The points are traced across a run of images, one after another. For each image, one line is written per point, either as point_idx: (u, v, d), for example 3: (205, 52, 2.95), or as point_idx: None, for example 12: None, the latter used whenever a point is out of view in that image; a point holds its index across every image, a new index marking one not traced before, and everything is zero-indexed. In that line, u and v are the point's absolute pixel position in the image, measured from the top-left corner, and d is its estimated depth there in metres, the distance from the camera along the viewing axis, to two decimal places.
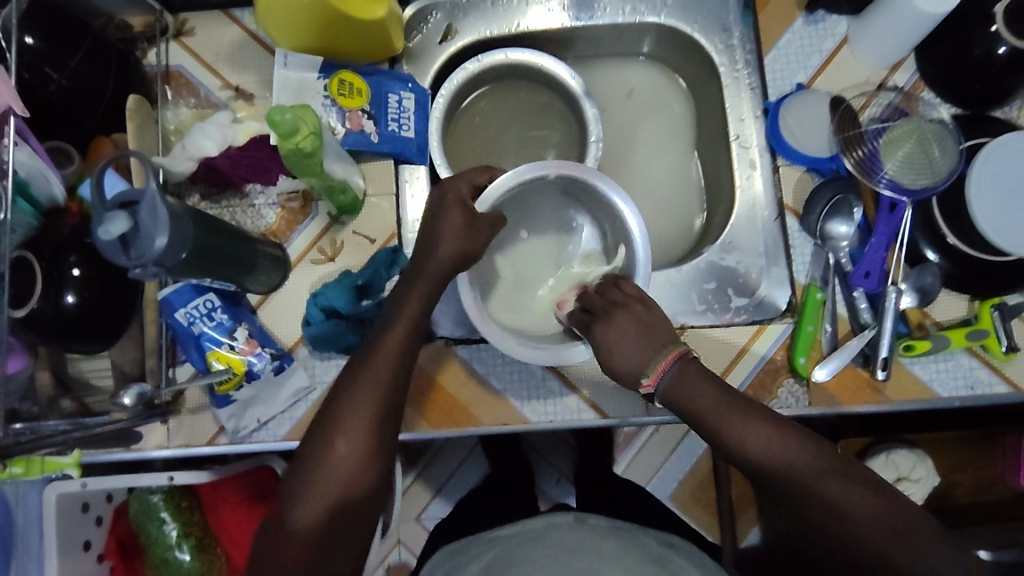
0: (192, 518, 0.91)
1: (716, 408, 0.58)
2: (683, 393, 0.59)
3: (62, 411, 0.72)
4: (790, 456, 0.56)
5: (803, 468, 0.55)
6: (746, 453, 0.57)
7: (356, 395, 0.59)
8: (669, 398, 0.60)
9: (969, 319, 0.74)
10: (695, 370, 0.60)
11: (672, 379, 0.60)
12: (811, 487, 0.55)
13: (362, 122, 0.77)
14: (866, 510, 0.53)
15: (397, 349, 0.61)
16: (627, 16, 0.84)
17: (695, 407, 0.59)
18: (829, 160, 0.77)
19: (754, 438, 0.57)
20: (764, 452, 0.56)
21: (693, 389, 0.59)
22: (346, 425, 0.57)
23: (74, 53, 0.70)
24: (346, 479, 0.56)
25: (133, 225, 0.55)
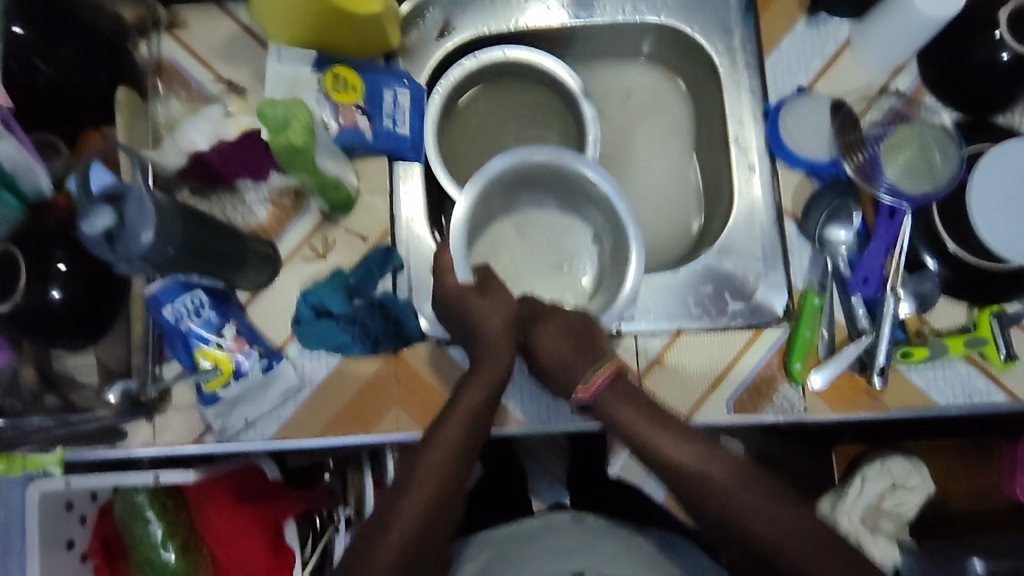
0: (177, 517, 0.89)
1: (638, 423, 0.61)
2: (610, 408, 0.63)
3: (47, 408, 0.70)
4: (700, 472, 0.58)
5: (711, 484, 0.57)
6: (666, 466, 0.60)
7: (444, 437, 0.60)
8: (600, 408, 0.63)
9: (968, 327, 0.74)
10: (625, 387, 0.63)
11: (604, 390, 0.63)
12: (718, 501, 0.57)
13: (356, 118, 0.76)
14: (769, 528, 0.55)
15: (483, 399, 0.63)
16: (627, 15, 0.83)
17: (619, 421, 0.62)
18: (829, 164, 0.76)
19: (670, 452, 0.59)
20: (676, 466, 0.59)
21: (618, 401, 0.62)
22: (419, 489, 0.57)
23: (64, 44, 0.69)
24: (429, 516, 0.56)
25: (119, 219, 0.53)
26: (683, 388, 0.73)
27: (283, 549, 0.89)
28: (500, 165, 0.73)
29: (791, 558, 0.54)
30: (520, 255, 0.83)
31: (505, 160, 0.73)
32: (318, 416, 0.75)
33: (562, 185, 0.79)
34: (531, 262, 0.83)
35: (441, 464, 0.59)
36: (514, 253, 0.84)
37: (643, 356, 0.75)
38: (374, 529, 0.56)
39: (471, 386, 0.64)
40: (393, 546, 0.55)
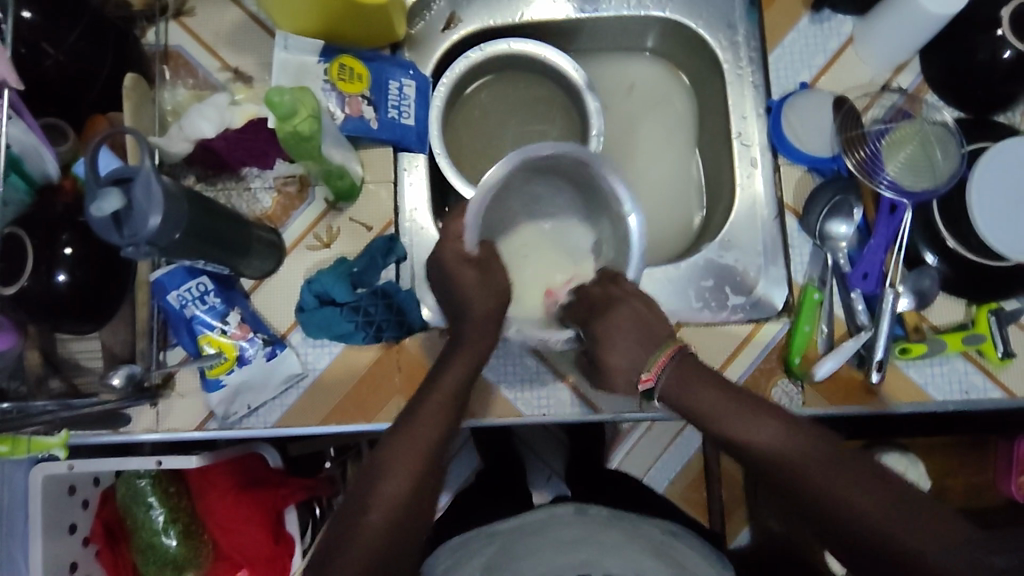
0: (179, 503, 0.91)
1: (712, 401, 0.61)
2: (682, 392, 0.63)
3: (50, 391, 0.71)
4: (784, 446, 0.57)
5: (797, 457, 0.57)
6: (746, 444, 0.59)
7: (413, 429, 0.61)
8: (671, 392, 0.63)
9: (965, 324, 0.74)
10: (695, 370, 0.63)
11: (673, 374, 0.63)
12: (805, 475, 0.56)
13: (362, 108, 0.76)
14: (858, 499, 0.54)
15: (452, 386, 0.64)
16: (632, 9, 0.84)
17: (692, 402, 0.62)
18: (830, 160, 0.76)
19: (751, 430, 0.59)
20: (757, 443, 0.58)
21: (689, 384, 0.62)
22: (396, 473, 0.59)
23: (71, 29, 0.69)
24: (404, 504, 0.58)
25: (126, 203, 0.54)
26: None
27: (284, 536, 0.92)
28: (539, 150, 0.71)
29: (883, 528, 0.53)
30: (511, 244, 0.82)
31: (543, 148, 0.70)
32: (320, 404, 0.76)
33: (580, 181, 0.78)
34: (525, 256, 0.82)
35: (417, 453, 0.60)
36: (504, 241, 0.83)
37: None
38: (354, 512, 0.58)
39: (442, 375, 0.65)
40: (374, 533, 0.56)
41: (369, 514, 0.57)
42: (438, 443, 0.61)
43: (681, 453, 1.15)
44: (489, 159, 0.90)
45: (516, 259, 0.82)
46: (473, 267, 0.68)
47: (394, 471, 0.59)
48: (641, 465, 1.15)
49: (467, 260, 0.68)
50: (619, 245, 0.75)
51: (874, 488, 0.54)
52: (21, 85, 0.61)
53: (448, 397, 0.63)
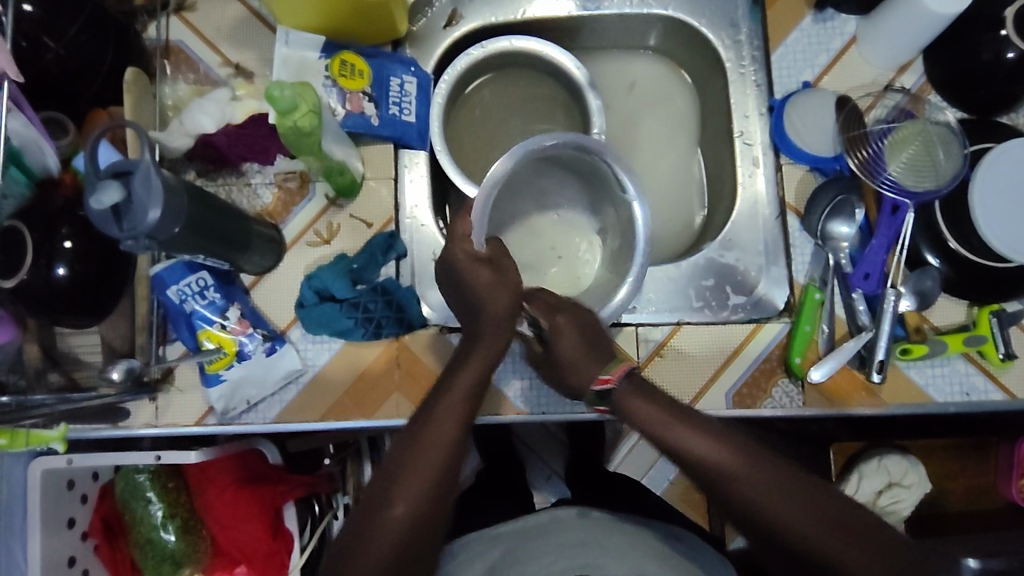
0: (178, 498, 0.91)
1: (655, 415, 0.60)
2: (629, 405, 0.62)
3: (49, 386, 0.72)
4: (726, 463, 0.56)
5: (739, 473, 0.56)
6: (688, 461, 0.58)
7: (440, 417, 0.60)
8: (619, 403, 0.63)
9: (967, 325, 0.74)
10: (642, 383, 0.63)
11: (621, 385, 0.63)
12: (744, 493, 0.55)
13: (363, 104, 0.76)
14: (794, 518, 0.54)
15: (476, 373, 0.63)
16: (635, 7, 0.83)
17: (636, 415, 0.61)
18: (833, 160, 0.76)
19: (691, 446, 0.58)
20: (699, 458, 0.57)
21: (636, 397, 0.62)
22: (417, 465, 0.58)
23: (72, 23, 0.69)
24: (431, 495, 0.57)
25: (126, 196, 0.54)
26: (681, 380, 0.74)
27: (282, 531, 0.91)
28: (546, 144, 0.71)
29: (820, 548, 0.53)
30: (515, 235, 0.83)
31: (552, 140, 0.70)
32: (320, 401, 0.76)
33: (588, 173, 0.78)
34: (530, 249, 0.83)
35: (436, 450, 0.59)
36: (507, 232, 0.83)
37: (642, 348, 0.75)
38: (376, 505, 0.57)
39: (464, 363, 0.64)
40: (399, 525, 0.56)
41: (390, 512, 0.56)
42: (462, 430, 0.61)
43: None
44: (489, 153, 0.90)
45: (522, 251, 0.82)
46: (483, 266, 0.67)
47: (416, 467, 0.58)
48: (638, 468, 1.14)
49: (479, 259, 0.67)
50: (623, 237, 0.76)
51: (806, 505, 0.54)
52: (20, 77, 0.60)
53: (470, 389, 0.62)
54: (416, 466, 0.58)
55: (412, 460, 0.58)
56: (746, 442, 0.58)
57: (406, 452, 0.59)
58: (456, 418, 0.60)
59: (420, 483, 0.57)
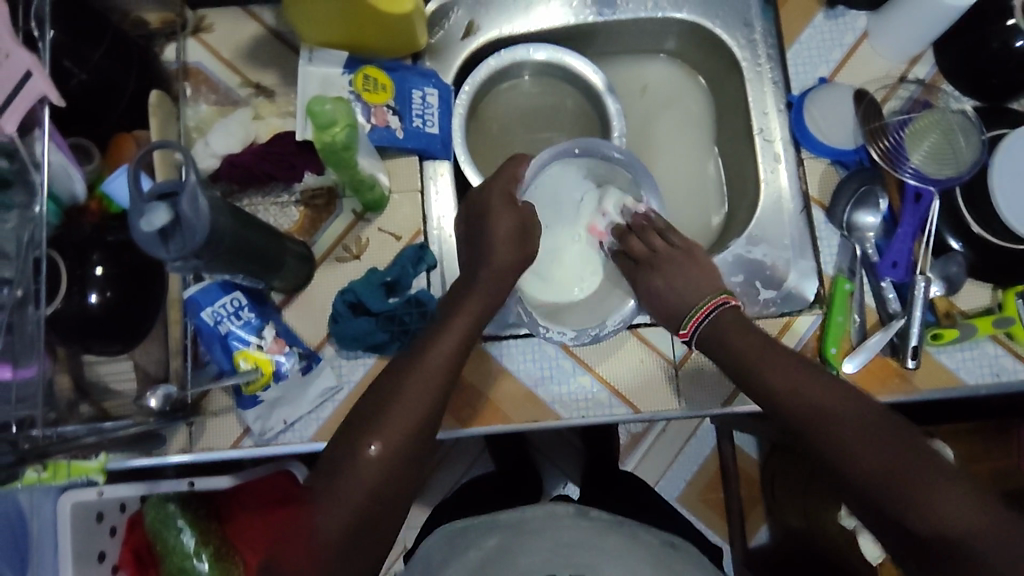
0: (207, 527, 0.89)
1: (746, 349, 0.67)
2: (718, 340, 0.69)
3: (81, 416, 0.70)
4: (798, 390, 0.62)
5: (802, 391, 0.62)
6: (758, 386, 0.65)
7: (416, 370, 0.64)
8: (707, 341, 0.70)
9: (993, 308, 0.75)
10: (725, 321, 0.70)
11: (706, 325, 0.71)
12: (820, 420, 0.60)
13: (388, 118, 0.77)
14: (852, 435, 0.58)
15: (457, 340, 0.67)
16: (649, 12, 0.84)
17: (729, 350, 0.68)
18: (853, 152, 0.77)
19: (764, 374, 0.65)
20: (773, 388, 0.64)
21: (723, 334, 0.69)
22: (395, 413, 0.62)
23: (97, 47, 0.68)
24: (399, 448, 0.60)
25: (175, 217, 0.53)
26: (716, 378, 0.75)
27: None
28: (610, 154, 0.80)
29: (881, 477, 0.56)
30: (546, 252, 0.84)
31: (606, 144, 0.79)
32: None
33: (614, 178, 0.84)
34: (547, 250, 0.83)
35: (421, 395, 0.63)
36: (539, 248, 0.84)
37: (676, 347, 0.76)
38: (352, 447, 0.60)
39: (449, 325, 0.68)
40: (371, 466, 0.59)
41: (363, 450, 0.60)
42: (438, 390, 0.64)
43: (697, 454, 1.14)
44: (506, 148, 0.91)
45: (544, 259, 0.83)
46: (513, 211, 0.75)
47: (392, 406, 0.62)
48: (653, 472, 1.14)
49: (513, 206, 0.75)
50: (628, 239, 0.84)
51: (867, 423, 0.58)
52: (61, 102, 0.57)
53: None
54: (399, 405, 0.62)
55: (394, 401, 0.62)
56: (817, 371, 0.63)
57: (383, 402, 0.63)
58: (438, 369, 0.65)
59: (401, 422, 0.61)
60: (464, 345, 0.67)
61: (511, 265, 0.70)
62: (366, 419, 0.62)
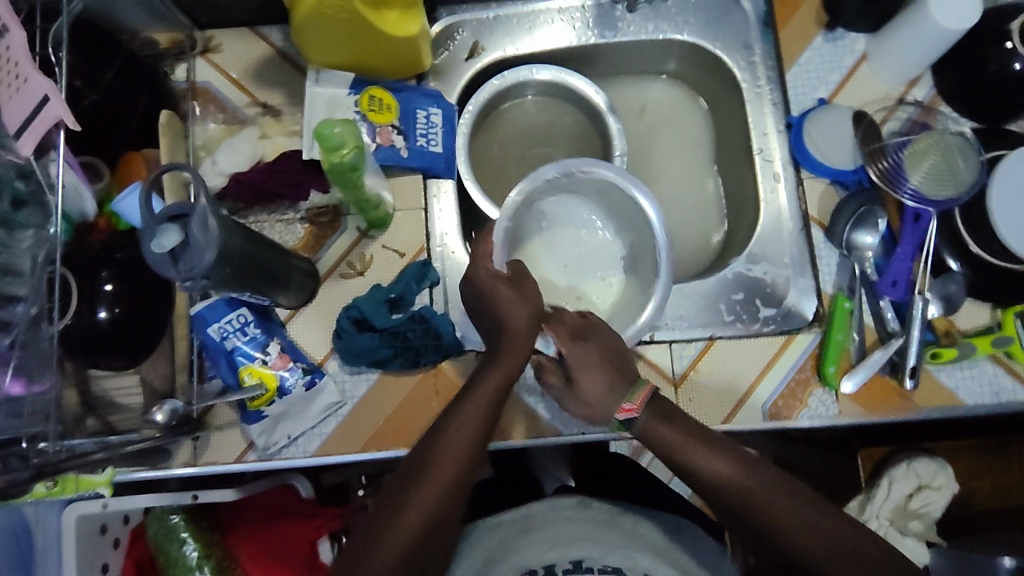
0: (211, 538, 0.90)
1: (677, 436, 0.60)
2: (653, 430, 0.61)
3: (87, 430, 0.71)
4: (752, 484, 0.56)
5: (751, 488, 0.56)
6: (701, 478, 0.58)
7: (456, 424, 0.60)
8: (643, 429, 0.61)
9: (993, 327, 0.76)
10: (663, 406, 0.62)
11: (645, 411, 0.61)
12: (778, 522, 0.54)
13: (393, 137, 0.78)
14: (817, 529, 0.54)
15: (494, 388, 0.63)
16: (650, 34, 0.86)
17: (662, 442, 0.60)
18: (852, 172, 0.78)
19: (713, 468, 0.58)
20: (720, 480, 0.57)
21: (659, 421, 0.61)
22: (432, 478, 0.58)
23: (108, 67, 0.70)
24: (435, 517, 0.57)
25: (183, 238, 0.54)
26: (716, 398, 0.75)
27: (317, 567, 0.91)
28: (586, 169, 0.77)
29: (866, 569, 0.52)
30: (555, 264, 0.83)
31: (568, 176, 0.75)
32: (360, 431, 0.76)
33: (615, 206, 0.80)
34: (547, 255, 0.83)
35: (451, 461, 0.59)
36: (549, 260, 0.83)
37: (676, 364, 0.77)
38: (388, 513, 0.57)
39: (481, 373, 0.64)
40: (410, 532, 0.56)
41: (401, 514, 0.56)
42: (476, 448, 0.60)
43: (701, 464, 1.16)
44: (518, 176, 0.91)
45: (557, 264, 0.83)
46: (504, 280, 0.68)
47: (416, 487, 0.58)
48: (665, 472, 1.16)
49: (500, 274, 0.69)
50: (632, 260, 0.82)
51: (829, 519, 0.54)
52: (77, 126, 0.57)
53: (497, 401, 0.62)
54: (421, 485, 0.58)
55: (427, 466, 0.58)
56: (753, 464, 0.57)
57: (420, 463, 0.59)
58: (457, 449, 0.59)
59: (423, 506, 0.57)
60: (482, 426, 0.61)
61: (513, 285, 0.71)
62: (404, 482, 0.58)
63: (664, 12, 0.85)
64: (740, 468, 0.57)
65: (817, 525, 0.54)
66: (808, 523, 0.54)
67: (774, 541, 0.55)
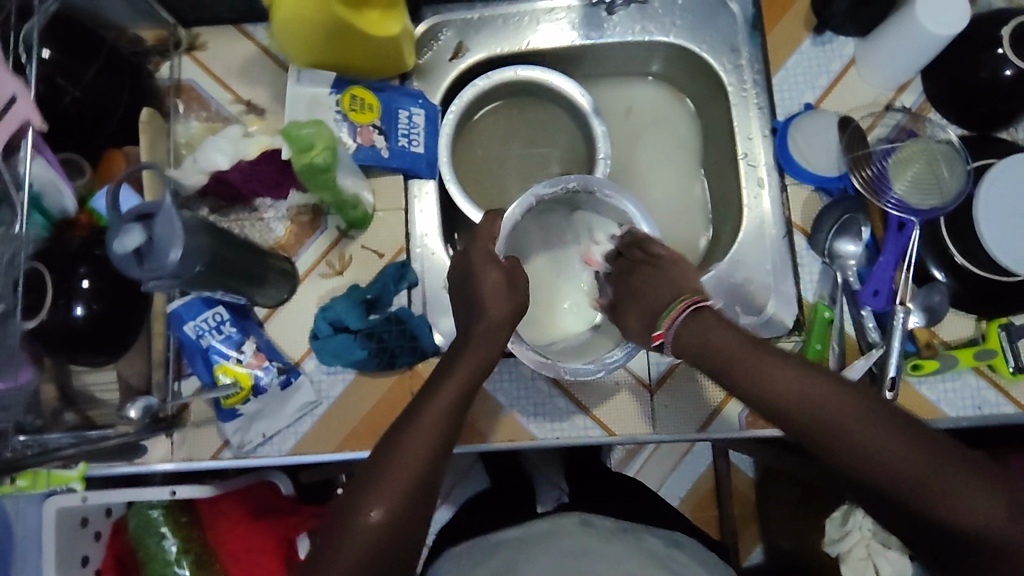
0: (190, 534, 0.91)
1: (731, 341, 0.55)
2: (687, 335, 0.58)
3: (65, 425, 0.71)
4: (816, 395, 0.50)
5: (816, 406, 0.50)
6: (788, 404, 0.51)
7: (420, 423, 0.59)
8: (679, 344, 0.59)
9: (976, 339, 0.75)
10: (705, 318, 0.58)
11: (680, 325, 0.58)
12: (856, 445, 0.49)
13: (373, 137, 0.78)
14: (982, 505, 0.46)
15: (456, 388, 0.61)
16: (637, 36, 0.85)
17: (711, 347, 0.56)
18: (836, 179, 0.77)
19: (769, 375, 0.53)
20: (781, 398, 0.51)
21: (702, 330, 0.57)
22: (391, 478, 0.56)
23: (90, 65, 0.70)
24: (395, 520, 0.54)
25: (148, 237, 0.54)
26: (689, 409, 0.78)
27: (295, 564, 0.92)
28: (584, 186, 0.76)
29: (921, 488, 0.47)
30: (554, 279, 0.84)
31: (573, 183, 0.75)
32: (336, 431, 0.76)
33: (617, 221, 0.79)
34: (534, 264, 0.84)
35: (415, 457, 0.57)
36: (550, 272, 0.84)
37: (653, 371, 0.79)
38: (350, 513, 0.55)
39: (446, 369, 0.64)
40: (373, 535, 0.54)
41: (363, 515, 0.54)
42: (439, 445, 0.59)
43: (697, 463, 1.14)
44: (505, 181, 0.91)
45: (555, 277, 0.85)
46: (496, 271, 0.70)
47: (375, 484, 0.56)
48: (655, 479, 1.13)
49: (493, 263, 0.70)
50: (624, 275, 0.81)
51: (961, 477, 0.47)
52: (44, 126, 0.59)
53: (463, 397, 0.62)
54: (386, 486, 0.55)
55: (388, 463, 0.57)
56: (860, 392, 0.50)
57: (384, 453, 0.58)
58: (421, 452, 0.57)
59: (387, 507, 0.55)
60: (448, 428, 0.60)
61: (499, 280, 0.69)
62: (371, 478, 0.56)
63: (651, 14, 0.84)
64: (797, 379, 0.52)
65: (885, 444, 0.48)
66: (881, 443, 0.48)
67: (841, 460, 0.49)
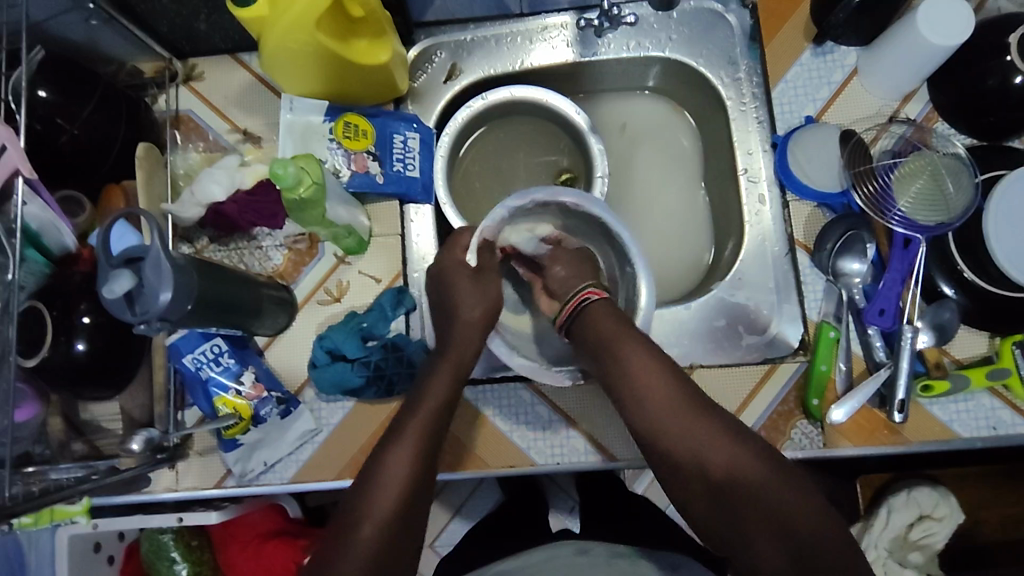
0: (202, 556, 0.93)
1: (609, 344, 0.63)
2: (583, 325, 0.66)
3: (73, 454, 0.71)
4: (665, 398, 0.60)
5: (678, 424, 0.59)
6: (644, 412, 0.60)
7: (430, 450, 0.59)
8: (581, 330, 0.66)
9: (991, 357, 0.72)
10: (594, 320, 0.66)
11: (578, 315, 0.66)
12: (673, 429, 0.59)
13: (368, 164, 0.77)
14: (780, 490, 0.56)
15: None
16: (632, 51, 0.84)
17: (592, 339, 0.64)
18: (839, 195, 0.75)
19: (648, 389, 0.61)
20: (640, 391, 0.61)
21: (590, 324, 0.65)
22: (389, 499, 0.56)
23: (86, 103, 0.71)
24: (391, 538, 0.55)
25: (138, 282, 0.55)
26: None
27: None
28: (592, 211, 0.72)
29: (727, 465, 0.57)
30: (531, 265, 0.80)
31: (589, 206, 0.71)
32: (335, 458, 0.76)
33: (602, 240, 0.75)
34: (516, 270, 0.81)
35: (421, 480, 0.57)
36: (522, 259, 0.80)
37: None
38: (345, 528, 0.55)
39: (452, 394, 0.64)
40: (370, 544, 0.54)
41: (356, 532, 0.54)
42: None
43: None
44: (512, 183, 0.91)
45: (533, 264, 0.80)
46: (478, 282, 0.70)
47: (380, 500, 0.56)
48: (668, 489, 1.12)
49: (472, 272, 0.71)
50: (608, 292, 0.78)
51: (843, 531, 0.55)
52: (33, 174, 0.63)
53: None
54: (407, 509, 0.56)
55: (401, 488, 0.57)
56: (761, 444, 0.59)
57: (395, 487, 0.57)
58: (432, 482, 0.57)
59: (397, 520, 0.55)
60: None
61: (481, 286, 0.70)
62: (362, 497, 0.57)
63: (646, 30, 0.83)
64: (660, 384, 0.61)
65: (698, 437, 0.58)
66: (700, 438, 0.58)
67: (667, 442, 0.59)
